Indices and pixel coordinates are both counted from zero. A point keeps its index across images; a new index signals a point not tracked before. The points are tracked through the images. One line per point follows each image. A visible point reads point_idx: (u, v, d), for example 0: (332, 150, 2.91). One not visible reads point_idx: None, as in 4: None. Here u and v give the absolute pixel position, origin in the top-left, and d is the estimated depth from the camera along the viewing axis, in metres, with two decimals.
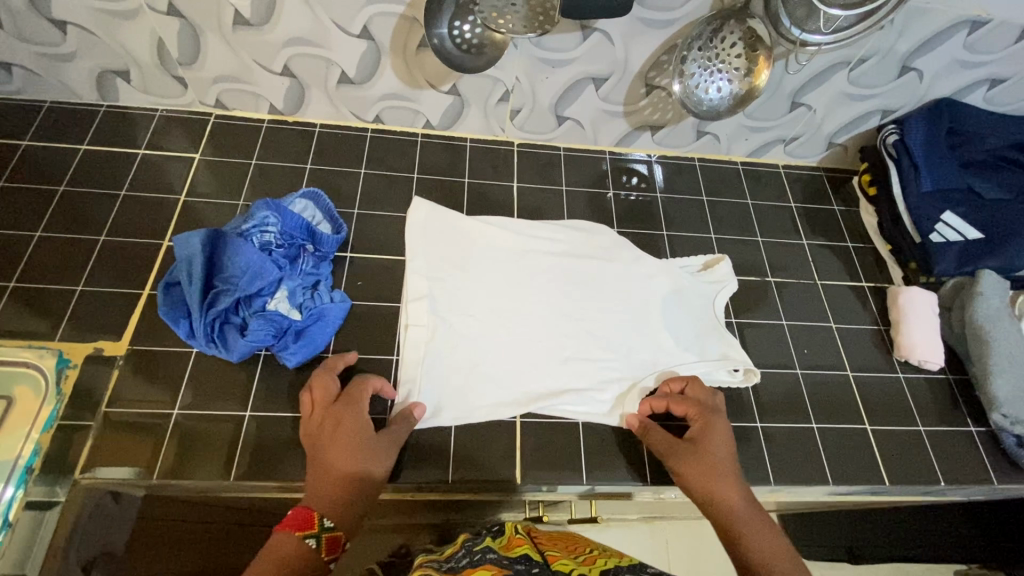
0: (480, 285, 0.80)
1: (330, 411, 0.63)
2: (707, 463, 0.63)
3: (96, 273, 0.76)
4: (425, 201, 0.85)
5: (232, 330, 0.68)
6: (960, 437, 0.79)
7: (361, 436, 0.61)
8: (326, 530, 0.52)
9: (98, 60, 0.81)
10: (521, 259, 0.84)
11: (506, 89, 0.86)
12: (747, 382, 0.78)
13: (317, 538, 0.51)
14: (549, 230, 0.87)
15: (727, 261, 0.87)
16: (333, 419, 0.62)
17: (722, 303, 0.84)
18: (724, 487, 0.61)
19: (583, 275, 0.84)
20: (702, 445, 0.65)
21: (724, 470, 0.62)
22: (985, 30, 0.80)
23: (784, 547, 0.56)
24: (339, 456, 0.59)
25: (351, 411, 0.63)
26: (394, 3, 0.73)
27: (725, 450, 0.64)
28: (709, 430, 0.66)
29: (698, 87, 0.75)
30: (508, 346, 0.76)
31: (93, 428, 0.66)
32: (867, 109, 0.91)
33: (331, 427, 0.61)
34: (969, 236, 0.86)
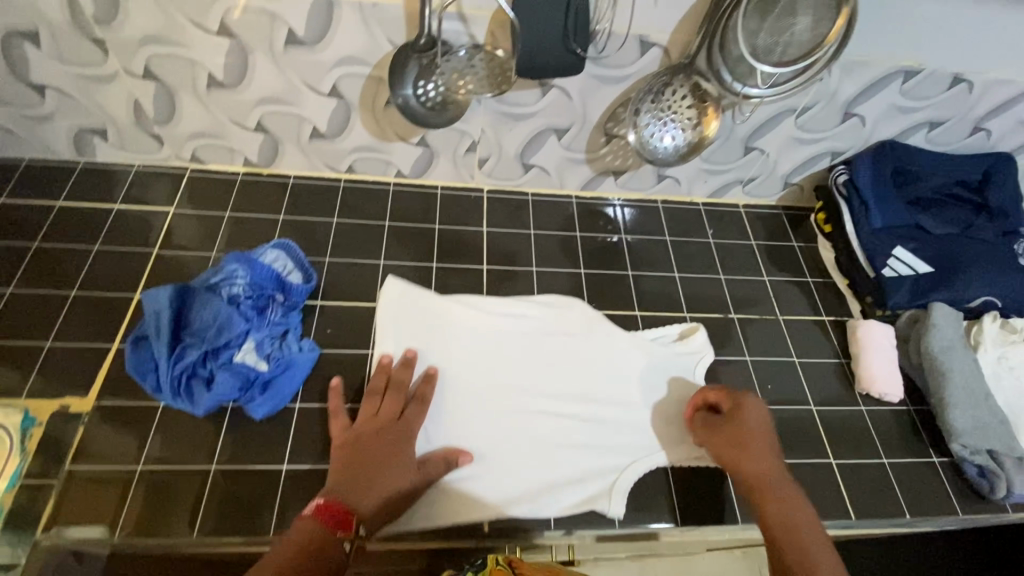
0: (456, 373, 0.79)
1: (411, 417, 0.72)
2: (738, 441, 0.69)
3: (66, 328, 0.76)
4: (397, 283, 0.84)
5: (199, 383, 0.68)
6: (925, 468, 0.81)
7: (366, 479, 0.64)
8: (358, 535, 0.59)
9: (76, 120, 0.84)
10: (496, 339, 0.83)
11: (473, 141, 0.90)
12: None
13: (349, 542, 0.58)
14: (522, 306, 0.87)
15: (705, 331, 0.89)
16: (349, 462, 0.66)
17: (700, 375, 0.84)
18: (748, 460, 0.67)
19: (557, 353, 0.84)
20: (738, 426, 0.70)
21: (757, 451, 0.68)
22: (918, 78, 0.85)
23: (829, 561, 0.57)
24: (385, 459, 0.66)
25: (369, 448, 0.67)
26: (361, 64, 0.77)
27: (761, 430, 0.70)
28: (748, 413, 0.71)
29: (653, 137, 0.79)
30: (485, 436, 0.75)
31: (57, 486, 0.66)
32: (817, 151, 0.96)
33: (401, 428, 0.70)
34: (919, 270, 0.90)
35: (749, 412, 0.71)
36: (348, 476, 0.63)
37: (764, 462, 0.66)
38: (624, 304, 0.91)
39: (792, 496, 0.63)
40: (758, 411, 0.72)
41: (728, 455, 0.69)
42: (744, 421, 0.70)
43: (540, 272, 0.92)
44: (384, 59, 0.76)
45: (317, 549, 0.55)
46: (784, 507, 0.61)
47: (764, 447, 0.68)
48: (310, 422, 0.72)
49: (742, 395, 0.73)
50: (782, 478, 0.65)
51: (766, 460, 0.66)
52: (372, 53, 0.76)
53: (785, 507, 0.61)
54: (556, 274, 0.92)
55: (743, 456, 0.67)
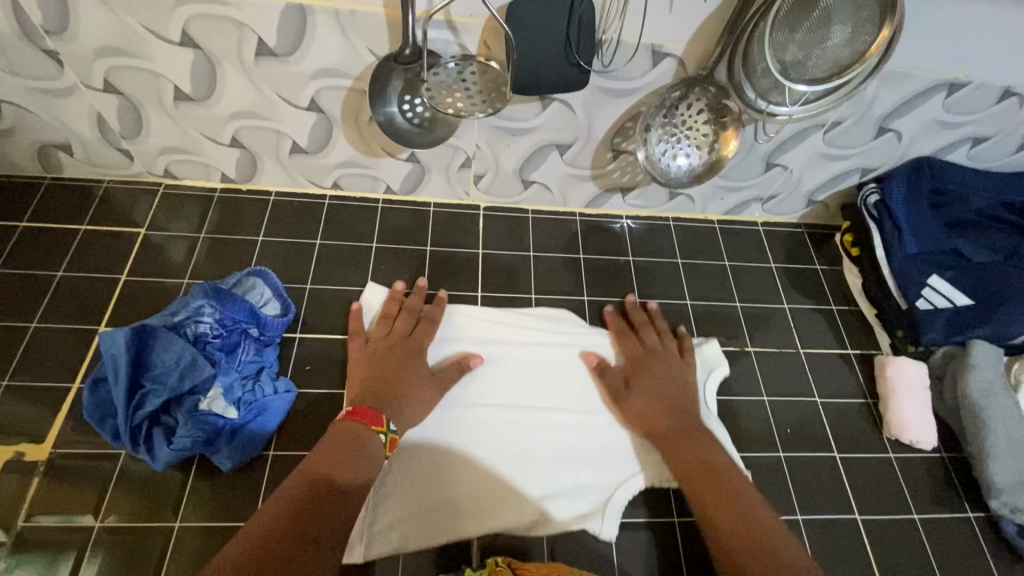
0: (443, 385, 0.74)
1: (424, 333, 0.74)
2: (651, 403, 0.71)
3: (26, 364, 0.71)
4: (382, 288, 0.79)
5: (160, 432, 0.63)
6: (959, 525, 0.74)
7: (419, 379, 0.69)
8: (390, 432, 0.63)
9: (38, 135, 0.78)
10: (486, 347, 0.77)
11: (467, 156, 0.82)
12: None
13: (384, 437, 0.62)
14: (517, 316, 0.80)
15: (716, 342, 0.83)
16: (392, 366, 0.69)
17: (710, 390, 0.78)
18: (662, 414, 0.70)
19: (552, 362, 0.77)
20: (642, 383, 0.73)
21: (663, 401, 0.71)
22: (964, 91, 0.76)
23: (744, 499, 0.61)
24: (404, 368, 0.69)
25: (410, 353, 0.71)
26: (341, 76, 0.70)
27: (668, 385, 0.72)
28: (650, 370, 0.74)
29: (664, 155, 0.71)
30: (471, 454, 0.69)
31: (7, 545, 0.60)
32: (846, 167, 0.87)
33: (415, 342, 0.72)
34: (959, 302, 0.81)
35: (661, 364, 0.75)
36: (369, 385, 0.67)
37: (667, 414, 0.70)
38: None
39: (698, 436, 0.68)
40: (670, 363, 0.75)
41: (642, 410, 0.71)
42: (649, 380, 0.73)
43: (539, 299, 0.85)
44: (366, 71, 0.69)
45: (342, 459, 0.58)
46: (699, 460, 0.65)
47: (654, 394, 0.72)
48: (283, 473, 0.66)
49: (651, 354, 0.76)
50: (695, 431, 0.68)
51: (674, 415, 0.69)
52: (352, 64, 0.68)
53: (702, 456, 0.66)
54: (557, 301, 0.85)
55: (655, 413, 0.70)
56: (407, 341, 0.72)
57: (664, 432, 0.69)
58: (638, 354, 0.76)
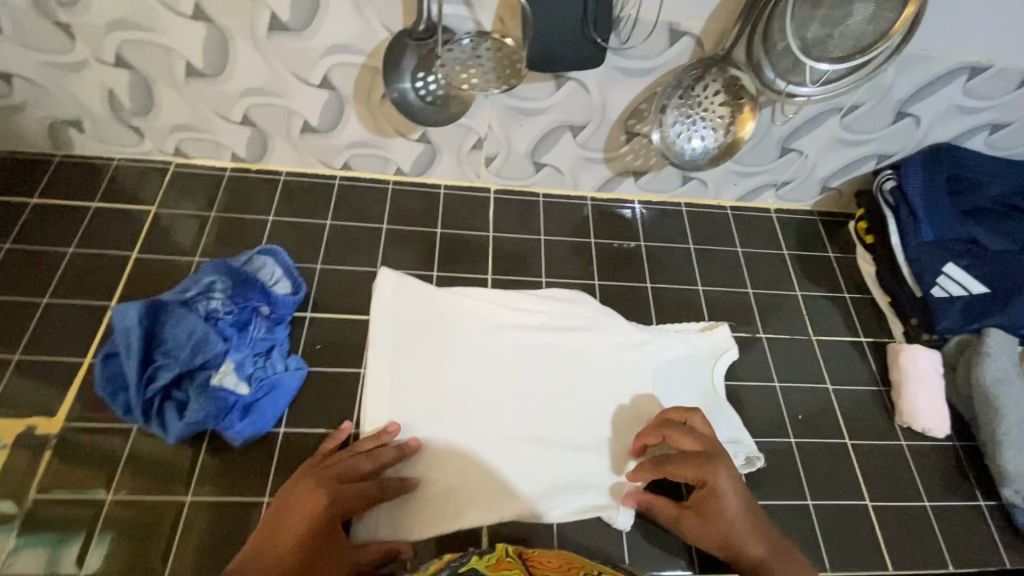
0: (454, 369, 0.74)
1: (342, 473, 0.61)
2: (725, 524, 0.62)
3: (38, 339, 0.71)
4: (392, 273, 0.78)
5: (172, 407, 0.63)
6: (970, 513, 0.73)
7: (311, 521, 0.57)
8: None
9: (48, 111, 0.78)
10: (498, 333, 0.77)
11: (479, 137, 0.81)
12: (750, 466, 0.72)
13: None
14: (527, 301, 0.80)
15: (726, 326, 0.82)
16: (287, 508, 0.58)
17: (721, 372, 0.78)
18: (749, 541, 0.61)
19: (563, 348, 0.77)
20: (715, 504, 0.62)
21: (742, 523, 0.62)
22: (985, 75, 0.75)
23: None
24: (300, 509, 0.57)
25: (310, 491, 0.59)
26: (354, 53, 0.69)
27: (738, 500, 0.62)
28: (716, 484, 0.62)
29: (679, 137, 0.71)
30: (482, 438, 0.70)
31: (20, 515, 0.61)
32: (863, 153, 0.86)
33: (327, 474, 0.61)
34: (974, 290, 0.80)
35: (728, 488, 0.62)
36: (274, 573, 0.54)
37: (754, 541, 0.61)
38: (643, 320, 0.83)
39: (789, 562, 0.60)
40: (731, 468, 0.64)
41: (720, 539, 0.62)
42: (723, 497, 0.62)
43: (550, 283, 0.84)
44: (379, 47, 0.68)
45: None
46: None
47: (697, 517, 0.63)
48: (294, 450, 0.66)
49: (708, 464, 0.63)
50: (785, 556, 0.61)
51: (757, 543, 0.61)
52: (365, 41, 0.67)
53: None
54: (568, 285, 0.84)
55: (740, 544, 0.61)
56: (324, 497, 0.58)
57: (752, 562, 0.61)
58: (698, 466, 0.63)
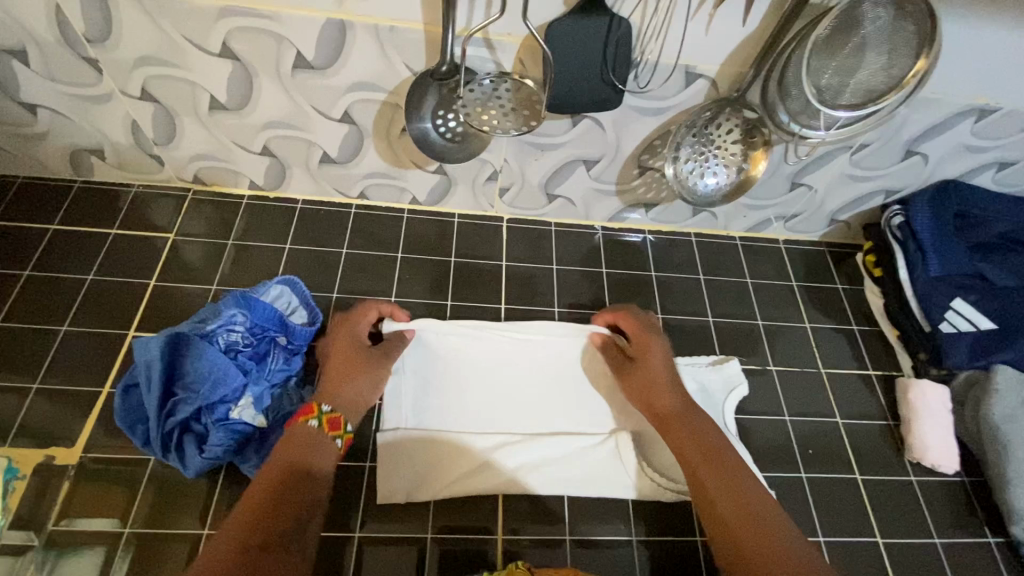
0: (469, 405, 0.75)
1: (355, 325, 0.72)
2: (647, 372, 0.71)
3: (55, 368, 0.72)
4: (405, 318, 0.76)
5: (191, 440, 0.63)
6: (980, 550, 0.74)
7: (350, 336, 0.71)
8: (324, 413, 0.61)
9: (72, 139, 0.79)
10: (512, 368, 0.78)
11: (494, 170, 0.83)
12: None
13: (316, 420, 0.60)
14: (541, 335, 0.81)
15: (735, 360, 0.83)
16: (333, 342, 0.70)
17: (730, 409, 0.79)
18: (665, 394, 0.69)
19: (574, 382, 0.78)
20: (640, 361, 0.73)
21: (663, 380, 0.70)
22: (993, 117, 0.76)
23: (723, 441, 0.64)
24: (342, 342, 0.70)
25: (344, 335, 0.71)
26: (376, 90, 0.70)
27: (664, 366, 0.72)
28: (643, 343, 0.74)
29: (693, 173, 0.72)
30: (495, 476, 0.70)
31: (36, 549, 0.61)
32: (872, 188, 0.87)
33: (352, 332, 0.71)
34: (982, 326, 0.81)
35: (647, 348, 0.74)
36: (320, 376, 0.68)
37: (668, 393, 0.69)
38: None
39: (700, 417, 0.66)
40: (665, 344, 0.74)
41: (640, 392, 0.71)
42: (648, 358, 0.73)
43: (562, 313, 0.85)
44: (401, 85, 0.69)
45: (296, 441, 0.58)
46: (696, 438, 0.64)
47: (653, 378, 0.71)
48: None
49: (644, 327, 0.76)
50: (694, 414, 0.67)
51: (672, 396, 0.69)
52: (387, 79, 0.69)
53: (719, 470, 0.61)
54: (579, 315, 0.85)
55: (652, 393, 0.70)
56: (347, 325, 0.72)
57: (663, 411, 0.68)
58: (634, 333, 0.76)
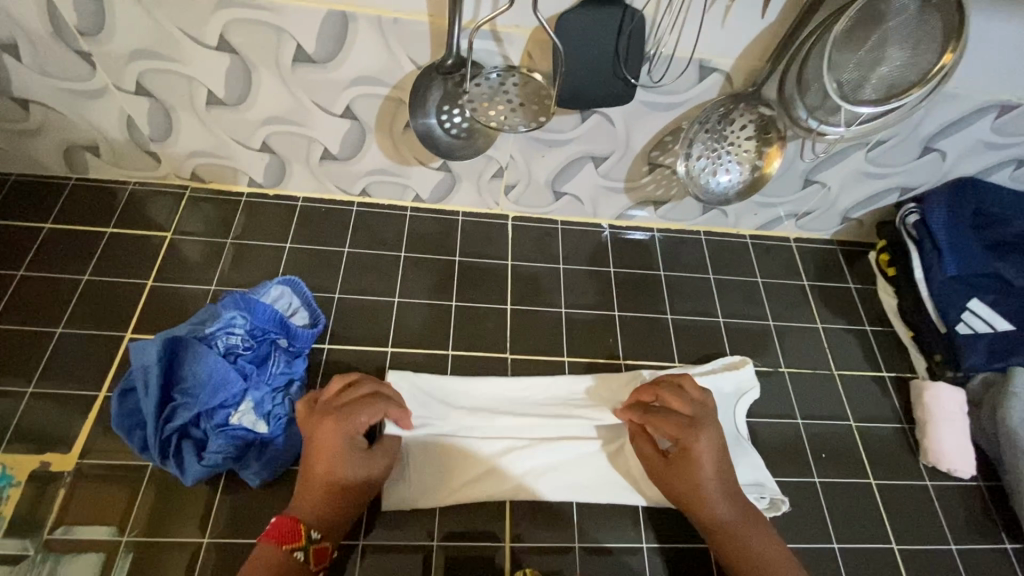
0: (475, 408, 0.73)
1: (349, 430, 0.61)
2: (693, 482, 0.63)
3: (50, 371, 0.70)
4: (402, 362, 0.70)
5: (190, 446, 0.62)
6: (997, 557, 0.72)
7: (344, 445, 0.60)
8: (314, 542, 0.57)
9: (66, 136, 0.77)
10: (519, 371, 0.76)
11: (500, 166, 0.80)
12: (772, 510, 0.70)
13: (303, 551, 0.56)
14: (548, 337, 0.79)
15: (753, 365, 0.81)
16: (323, 446, 0.60)
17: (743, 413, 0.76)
18: (713, 503, 0.63)
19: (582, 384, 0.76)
20: (688, 465, 0.63)
21: (711, 489, 0.63)
22: (1015, 113, 0.74)
23: (777, 546, 0.61)
24: (332, 452, 0.60)
25: (336, 442, 0.60)
26: (379, 85, 0.68)
27: (714, 470, 0.63)
28: (695, 443, 0.64)
29: (705, 171, 0.70)
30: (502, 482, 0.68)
31: (32, 558, 0.59)
32: (887, 186, 0.85)
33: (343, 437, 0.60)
34: (999, 327, 0.79)
35: (702, 452, 0.63)
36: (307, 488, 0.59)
37: (718, 503, 0.63)
38: (663, 353, 0.82)
39: (749, 525, 0.62)
40: (712, 434, 0.64)
41: (684, 498, 0.64)
42: (696, 459, 0.63)
43: (569, 313, 0.83)
44: (404, 80, 0.67)
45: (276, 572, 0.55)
46: (747, 554, 0.61)
47: (700, 484, 0.63)
48: None
49: (693, 426, 0.65)
50: (749, 524, 0.62)
51: (722, 506, 0.63)
52: (390, 73, 0.66)
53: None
54: (587, 316, 0.83)
55: (700, 504, 0.63)
56: (341, 422, 0.60)
57: (711, 523, 0.63)
58: (678, 426, 0.65)
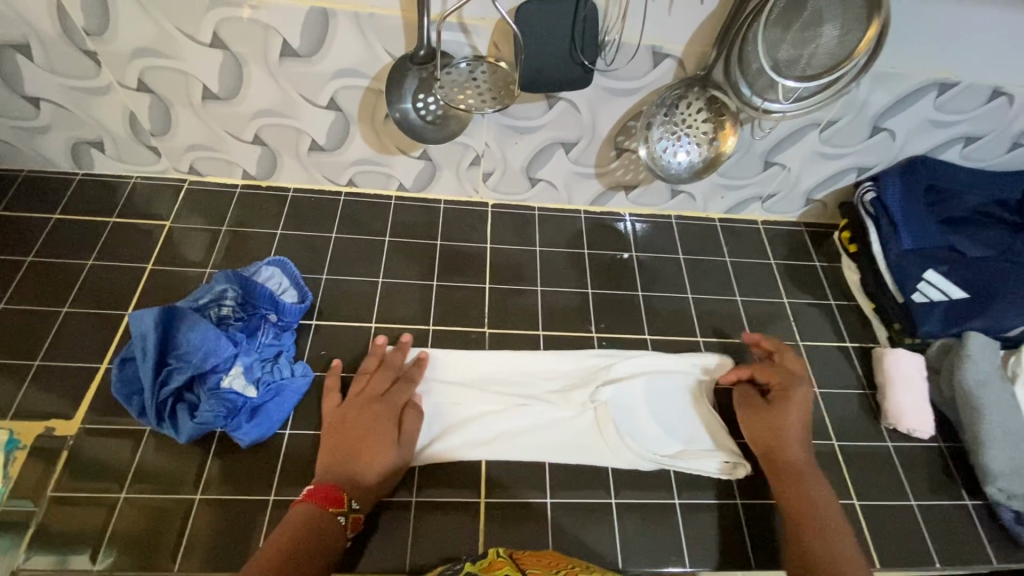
0: (455, 378, 0.77)
1: (379, 406, 0.68)
2: (779, 421, 0.71)
3: (56, 347, 0.75)
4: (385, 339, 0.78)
5: (184, 408, 0.67)
6: (957, 512, 0.75)
7: (376, 419, 0.67)
8: (353, 511, 0.61)
9: (73, 132, 0.83)
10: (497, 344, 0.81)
11: (476, 155, 0.86)
12: (734, 475, 0.73)
13: (343, 517, 0.60)
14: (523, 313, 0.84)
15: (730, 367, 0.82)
16: (356, 420, 0.67)
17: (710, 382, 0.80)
18: (790, 447, 0.70)
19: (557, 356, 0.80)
20: (782, 408, 0.72)
21: (793, 434, 0.70)
22: (954, 91, 0.79)
23: (830, 497, 0.66)
24: (364, 426, 0.67)
25: (371, 416, 0.67)
26: (359, 77, 0.74)
27: (801, 419, 0.71)
28: (794, 393, 0.73)
29: (665, 152, 0.75)
30: (480, 445, 0.72)
31: (36, 514, 0.63)
32: (844, 166, 0.90)
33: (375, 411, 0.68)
34: (953, 295, 0.83)
35: (797, 399, 0.72)
36: (340, 460, 0.64)
37: (795, 447, 0.70)
38: (635, 327, 0.86)
39: (811, 475, 0.67)
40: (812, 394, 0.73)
41: (765, 436, 0.71)
42: (789, 405, 0.72)
43: (545, 292, 0.88)
44: (383, 71, 0.73)
45: (318, 530, 0.58)
46: (804, 494, 0.66)
47: (782, 427, 0.71)
48: (300, 451, 0.69)
49: (795, 379, 0.74)
50: (814, 475, 0.67)
51: (799, 451, 0.69)
52: (370, 65, 0.73)
53: (820, 523, 0.63)
54: (562, 295, 0.88)
55: (779, 444, 0.70)
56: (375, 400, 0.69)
57: (782, 462, 0.69)
58: (782, 376, 0.75)
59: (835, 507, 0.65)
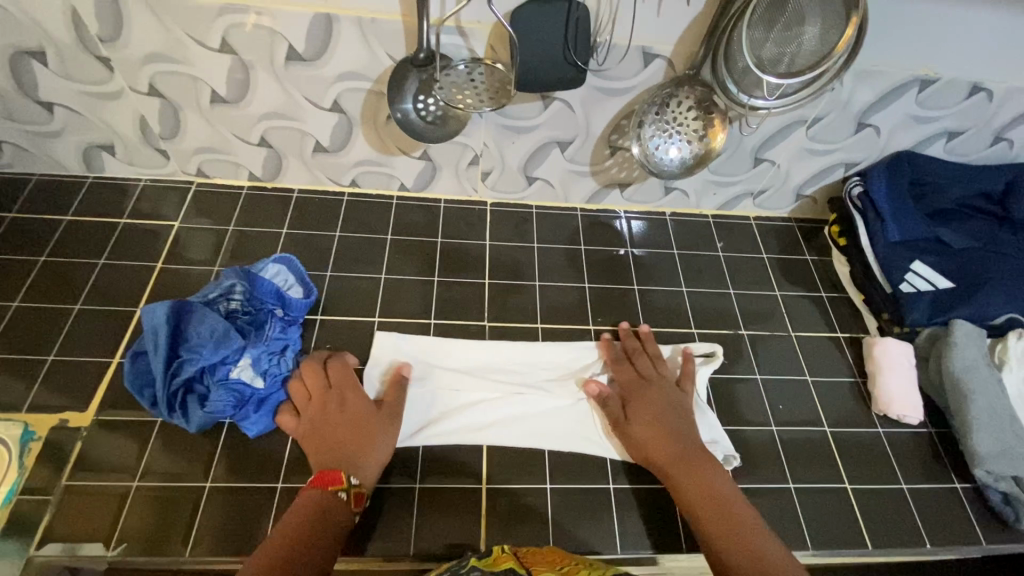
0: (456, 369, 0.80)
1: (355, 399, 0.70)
2: (641, 417, 0.72)
3: (69, 343, 0.77)
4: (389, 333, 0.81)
5: (194, 399, 0.69)
6: (947, 494, 0.77)
7: (357, 411, 0.69)
8: (353, 486, 0.63)
9: (85, 136, 0.86)
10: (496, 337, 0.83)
11: (474, 154, 0.89)
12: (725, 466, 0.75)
13: (345, 491, 0.61)
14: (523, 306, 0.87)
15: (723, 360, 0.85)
16: (336, 416, 0.69)
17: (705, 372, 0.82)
18: (661, 443, 0.70)
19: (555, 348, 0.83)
20: (641, 408, 0.73)
21: (662, 429, 0.71)
22: (935, 87, 0.82)
23: (733, 493, 0.65)
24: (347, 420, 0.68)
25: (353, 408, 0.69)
26: (361, 79, 0.77)
27: (659, 414, 0.73)
28: (649, 394, 0.75)
29: (657, 149, 0.78)
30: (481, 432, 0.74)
31: (52, 502, 0.66)
32: (832, 161, 0.93)
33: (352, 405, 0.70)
34: (940, 285, 0.86)
35: (652, 397, 0.74)
36: (332, 453, 0.66)
37: (670, 441, 0.70)
38: (631, 320, 0.88)
39: (705, 464, 0.67)
40: (664, 391, 0.75)
41: (637, 435, 0.71)
42: (649, 402, 0.74)
43: (543, 286, 0.90)
44: (384, 74, 0.76)
45: (324, 508, 0.59)
46: (697, 486, 0.65)
47: (655, 422, 0.72)
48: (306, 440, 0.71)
49: (643, 379, 0.77)
50: (708, 467, 0.67)
51: (672, 444, 0.69)
52: (372, 68, 0.76)
53: (724, 513, 0.62)
54: (560, 289, 0.90)
55: (653, 441, 0.70)
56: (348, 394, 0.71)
57: (666, 459, 0.68)
58: (634, 375, 0.78)
59: (737, 503, 0.63)
